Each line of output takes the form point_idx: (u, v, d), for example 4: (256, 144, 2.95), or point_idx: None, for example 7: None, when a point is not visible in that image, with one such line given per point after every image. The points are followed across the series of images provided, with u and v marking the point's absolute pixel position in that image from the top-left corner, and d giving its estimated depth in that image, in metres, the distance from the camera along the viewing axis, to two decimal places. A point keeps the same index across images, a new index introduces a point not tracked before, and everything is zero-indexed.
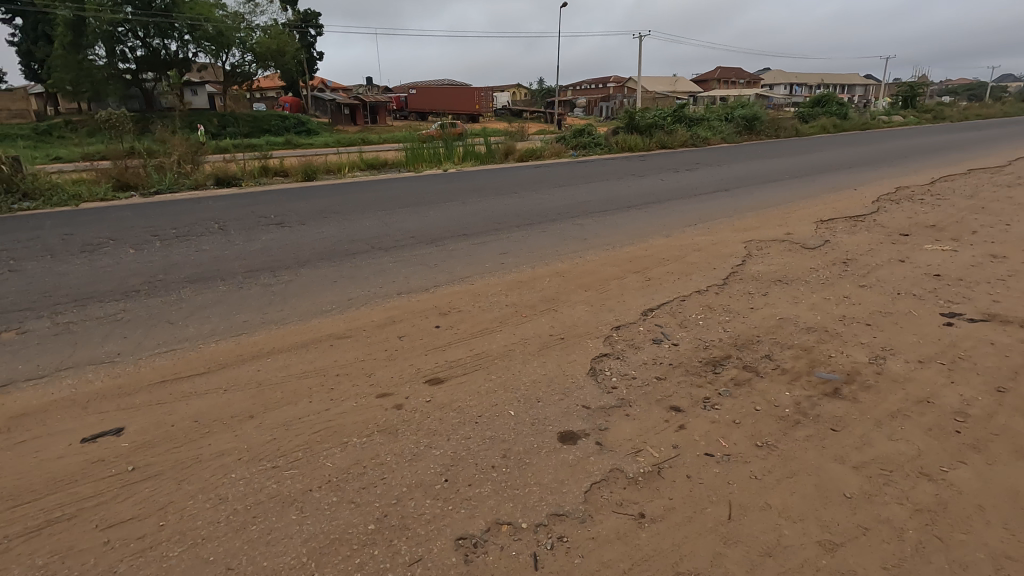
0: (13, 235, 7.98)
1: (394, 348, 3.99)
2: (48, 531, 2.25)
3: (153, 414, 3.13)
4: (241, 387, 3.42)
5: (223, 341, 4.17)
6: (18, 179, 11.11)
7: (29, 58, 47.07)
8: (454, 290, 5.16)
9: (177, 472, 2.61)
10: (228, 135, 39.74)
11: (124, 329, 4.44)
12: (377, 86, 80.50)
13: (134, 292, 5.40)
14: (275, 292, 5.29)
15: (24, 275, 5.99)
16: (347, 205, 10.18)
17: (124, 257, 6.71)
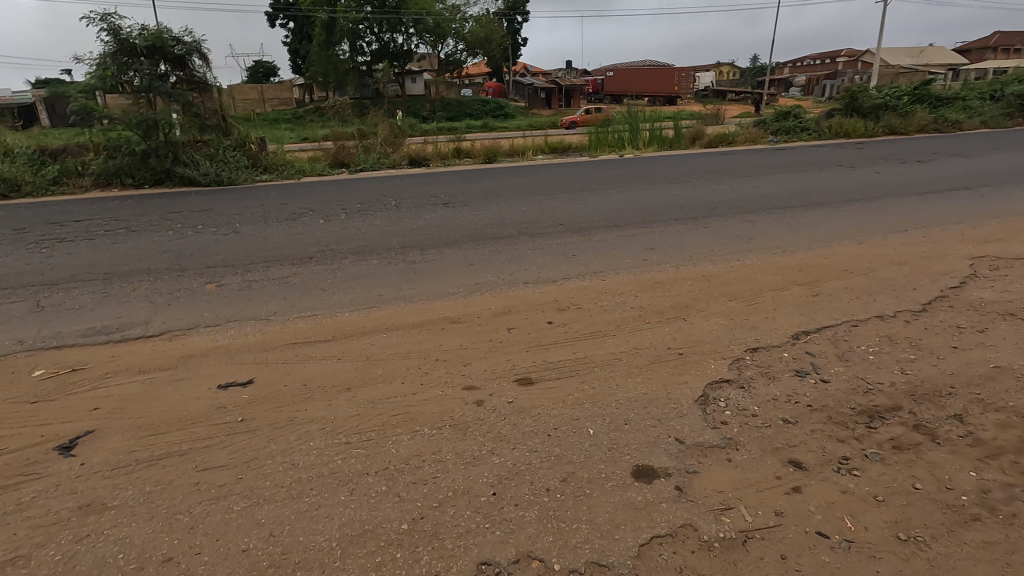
0: (248, 202, 9.78)
1: (498, 340, 3.91)
2: (164, 462, 2.65)
3: (276, 373, 3.52)
4: (352, 359, 3.66)
5: (356, 312, 4.54)
6: (263, 155, 13.54)
7: (296, 55, 57.24)
8: (580, 286, 4.90)
9: (271, 431, 2.88)
10: (435, 119, 43.78)
11: (288, 292, 5.09)
12: (575, 69, 81.14)
13: (308, 258, 6.18)
14: (416, 270, 5.59)
15: (240, 237, 7.27)
16: (512, 188, 10.41)
17: (313, 227, 7.74)
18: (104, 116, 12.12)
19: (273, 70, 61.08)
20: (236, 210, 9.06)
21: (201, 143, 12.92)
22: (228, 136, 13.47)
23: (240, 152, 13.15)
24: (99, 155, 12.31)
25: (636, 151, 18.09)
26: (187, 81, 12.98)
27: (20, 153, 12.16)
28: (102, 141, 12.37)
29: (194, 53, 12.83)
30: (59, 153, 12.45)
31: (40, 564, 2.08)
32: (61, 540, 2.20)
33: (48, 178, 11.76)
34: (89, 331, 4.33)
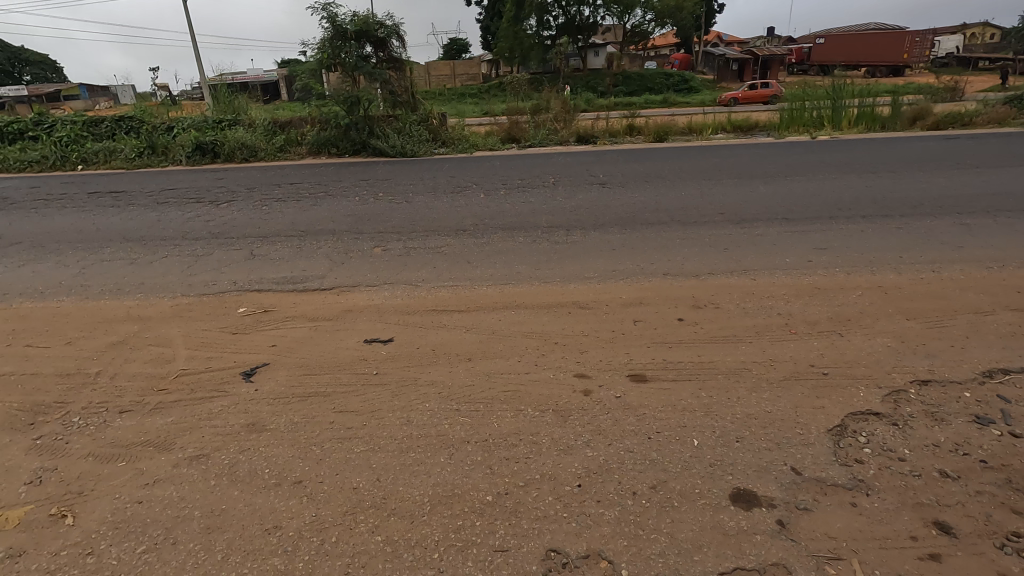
0: (423, 174, 10.72)
1: (621, 331, 3.83)
2: (312, 400, 3.14)
3: (413, 336, 3.90)
4: (478, 332, 3.90)
5: (492, 287, 4.79)
6: (442, 129, 14.65)
7: (487, 31, 60.00)
8: (724, 284, 4.55)
9: (397, 387, 3.23)
10: (614, 94, 42.85)
11: (438, 261, 5.54)
12: (778, 37, 72.78)
13: (462, 230, 6.62)
14: (557, 251, 5.67)
15: (410, 206, 8.04)
16: (676, 171, 9.87)
17: (473, 201, 8.23)
18: (320, 93, 14.10)
19: (466, 47, 64.91)
20: (411, 181, 10.00)
21: (392, 118, 14.41)
22: (415, 112, 14.80)
23: (423, 126, 14.40)
24: (315, 127, 14.42)
25: (835, 132, 15.81)
26: (386, 61, 14.46)
27: (259, 124, 14.77)
28: (317, 115, 14.46)
29: (393, 35, 14.21)
30: (287, 124, 14.84)
31: (215, 463, 2.64)
32: (231, 448, 2.76)
33: (277, 145, 14.13)
34: (282, 280, 5.22)
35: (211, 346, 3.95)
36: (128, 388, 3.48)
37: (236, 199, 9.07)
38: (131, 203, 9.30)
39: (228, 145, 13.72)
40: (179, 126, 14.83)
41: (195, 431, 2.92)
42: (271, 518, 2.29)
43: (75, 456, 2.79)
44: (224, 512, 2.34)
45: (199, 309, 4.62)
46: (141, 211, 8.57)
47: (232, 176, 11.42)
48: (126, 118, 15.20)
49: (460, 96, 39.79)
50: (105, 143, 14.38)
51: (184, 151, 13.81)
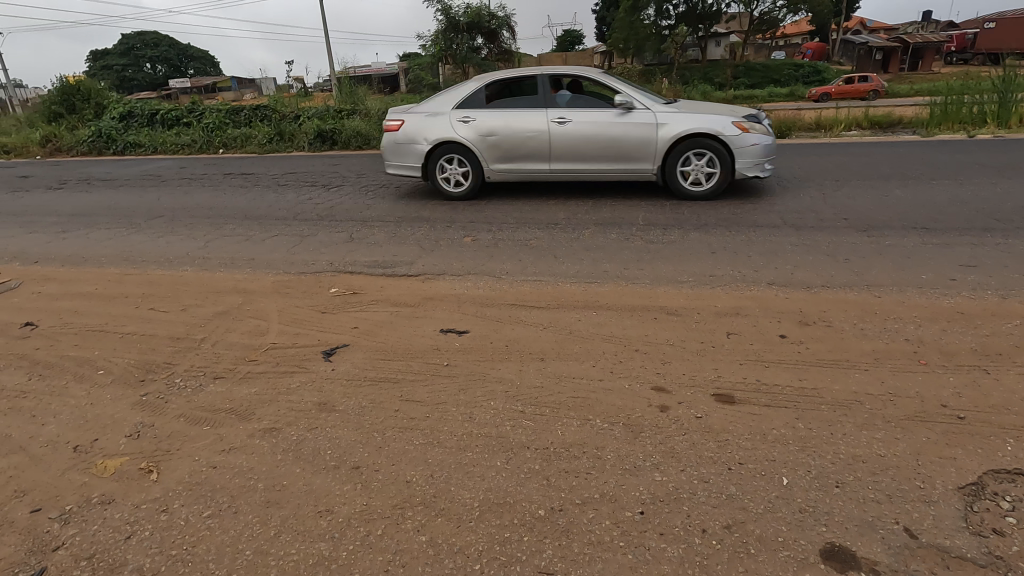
0: None
1: (711, 344, 3.48)
2: (382, 385, 3.17)
3: (489, 328, 3.82)
4: (555, 331, 3.73)
5: (577, 284, 4.59)
6: None
7: (602, 23, 58.89)
8: (840, 300, 3.99)
9: (465, 381, 3.17)
10: (734, 87, 40.24)
11: (525, 254, 5.43)
12: (934, 24, 64.40)
13: (553, 224, 6.45)
14: (650, 250, 5.32)
15: (505, 197, 8.01)
16: (796, 170, 8.96)
17: (569, 194, 8.02)
18: (431, 84, 14.54)
19: (579, 38, 64.07)
20: None
21: None
22: None
23: None
24: None
25: (1001, 131, 13.60)
26: (496, 52, 14.58)
27: (374, 114, 15.60)
28: None
29: (504, 26, 14.28)
30: None
31: (285, 438, 2.73)
32: (302, 424, 2.84)
33: None
34: (374, 264, 5.39)
35: (301, 323, 4.15)
36: (225, 356, 3.73)
37: (345, 185, 9.59)
38: (257, 185, 10.16)
39: (345, 134, 14.66)
40: (304, 115, 16.04)
41: (273, 405, 3.05)
42: (325, 501, 2.31)
43: (170, 416, 3.02)
44: (284, 488, 2.39)
45: (297, 286, 4.89)
46: (264, 193, 9.34)
47: (345, 163, 12.13)
48: (261, 107, 16.69)
49: (570, 89, 39.38)
50: (242, 130, 15.96)
51: (307, 139, 14.98)
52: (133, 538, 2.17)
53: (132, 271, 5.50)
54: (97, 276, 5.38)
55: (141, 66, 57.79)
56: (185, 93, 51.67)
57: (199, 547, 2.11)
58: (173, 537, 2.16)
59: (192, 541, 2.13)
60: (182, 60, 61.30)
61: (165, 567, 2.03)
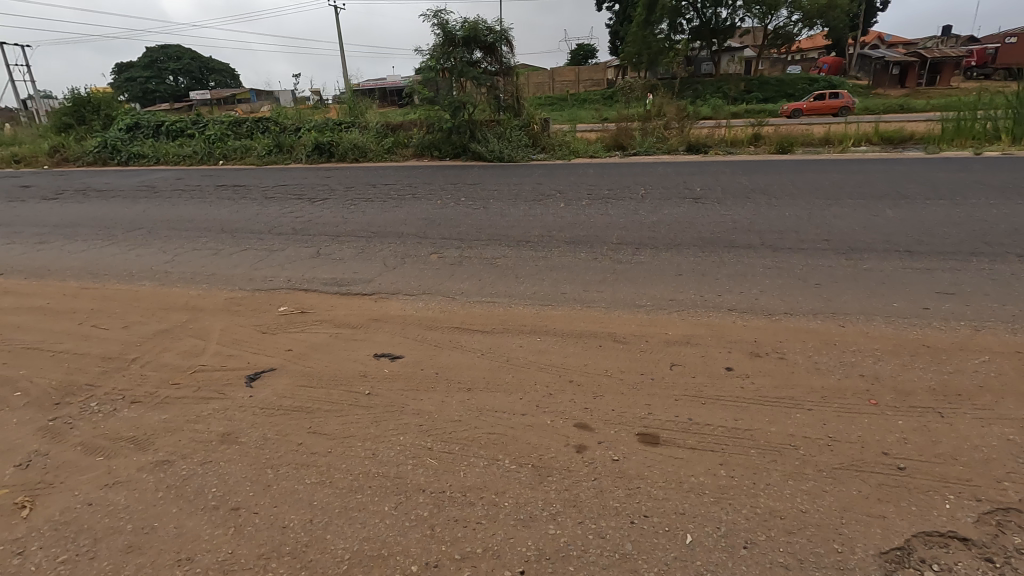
0: (511, 180, 10.53)
1: (652, 374, 3.25)
2: (293, 415, 3.00)
3: (424, 353, 3.64)
4: (492, 358, 3.53)
5: (529, 306, 4.39)
6: (543, 135, 14.51)
7: (616, 37, 59.03)
8: (800, 329, 3.75)
9: (381, 412, 2.99)
10: (746, 101, 39.89)
11: (486, 273, 5.26)
12: (954, 38, 63.38)
13: (525, 242, 6.27)
14: (616, 270, 5.11)
15: (484, 212, 7.87)
16: (789, 186, 8.69)
17: (551, 210, 7.85)
18: (428, 98, 14.54)
19: (594, 51, 64.15)
20: (496, 187, 9.87)
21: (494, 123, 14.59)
22: (518, 117, 14.81)
23: (524, 131, 14.40)
24: (421, 130, 15.00)
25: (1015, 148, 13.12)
26: (493, 66, 14.57)
27: (373, 127, 15.69)
28: (424, 119, 14.95)
29: (502, 40, 14.29)
30: (397, 127, 15.55)
31: (173, 473, 2.58)
32: (196, 458, 2.69)
33: (386, 147, 14.92)
34: (331, 281, 5.26)
35: (238, 343, 4.01)
36: (149, 378, 3.59)
37: (331, 198, 9.52)
38: (245, 197, 10.16)
39: (343, 146, 14.77)
40: (304, 128, 16.16)
41: (176, 434, 2.90)
42: (190, 547, 2.14)
43: (70, 443, 2.88)
44: (153, 530, 2.23)
45: (247, 304, 4.76)
46: (248, 205, 9.33)
47: (338, 175, 12.13)
48: (263, 119, 16.88)
49: (581, 102, 39.29)
50: (243, 142, 16.18)
51: (305, 151, 15.12)
52: None
53: (91, 284, 5.44)
54: (53, 289, 5.32)
55: (163, 77, 59.06)
56: (204, 104, 52.62)
57: None
58: None
59: None
60: (203, 72, 62.59)
61: None
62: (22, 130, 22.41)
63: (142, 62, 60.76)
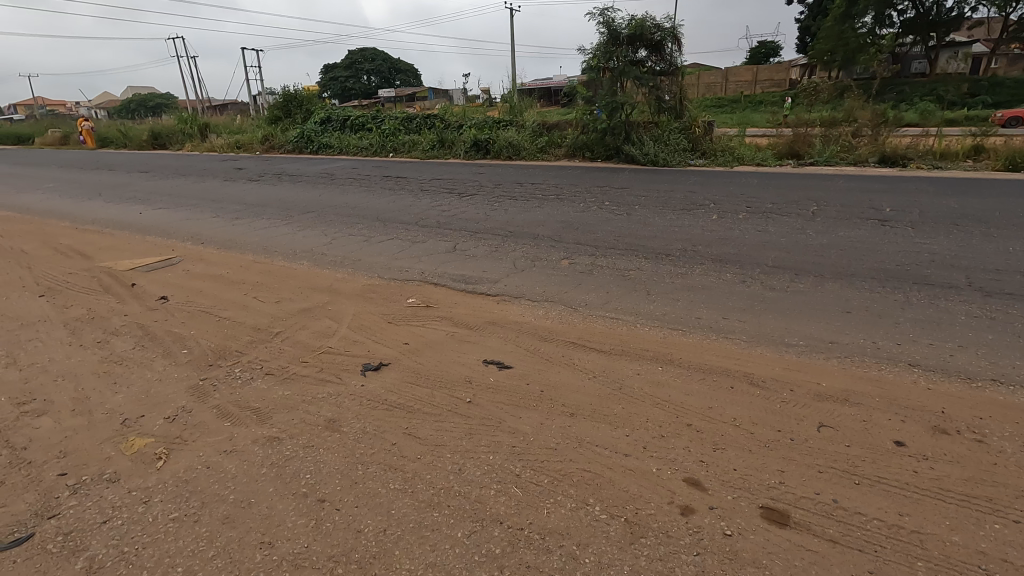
0: (662, 186, 9.92)
1: (792, 433, 2.70)
2: (393, 412, 3.01)
3: (532, 366, 3.46)
4: (604, 383, 3.23)
5: (655, 329, 3.99)
6: (705, 139, 13.45)
7: (806, 32, 53.44)
8: (1015, 407, 2.86)
9: (476, 424, 2.87)
10: (967, 105, 33.45)
11: (615, 286, 4.94)
12: None
13: (664, 255, 5.81)
14: (765, 298, 4.46)
15: (625, 219, 7.50)
16: (1017, 213, 6.96)
17: (700, 222, 7.20)
18: (585, 98, 14.37)
19: (778, 50, 58.88)
20: (643, 192, 9.40)
21: (653, 125, 13.97)
22: (679, 120, 14.02)
23: (684, 134, 13.55)
24: (576, 130, 14.90)
25: None
26: (658, 65, 13.95)
27: (529, 125, 15.97)
28: (580, 119, 14.82)
29: (669, 38, 13.63)
30: (552, 127, 15.65)
31: (278, 451, 2.72)
32: (301, 439, 2.81)
33: (539, 146, 15.06)
34: (460, 278, 5.34)
35: (365, 330, 4.21)
36: (285, 352, 3.91)
37: (478, 195, 9.82)
38: (404, 188, 10.93)
39: (499, 144, 15.25)
40: (466, 125, 16.98)
41: (291, 413, 3.07)
42: (273, 532, 2.21)
43: (208, 405, 3.21)
44: (249, 506, 2.35)
45: (382, 293, 5.01)
46: (404, 196, 10.01)
47: (489, 172, 12.52)
48: (431, 116, 18.08)
49: (756, 103, 36.04)
50: (412, 136, 17.50)
51: (464, 147, 15.89)
52: (106, 524, 2.28)
53: (263, 260, 6.18)
54: (234, 262, 6.13)
55: (359, 77, 66.69)
56: (389, 101, 58.34)
57: (146, 550, 2.14)
58: (133, 533, 2.23)
59: (145, 541, 2.18)
60: (391, 73, 69.50)
61: (110, 563, 2.09)
62: (247, 121, 26.79)
63: (343, 63, 69.11)
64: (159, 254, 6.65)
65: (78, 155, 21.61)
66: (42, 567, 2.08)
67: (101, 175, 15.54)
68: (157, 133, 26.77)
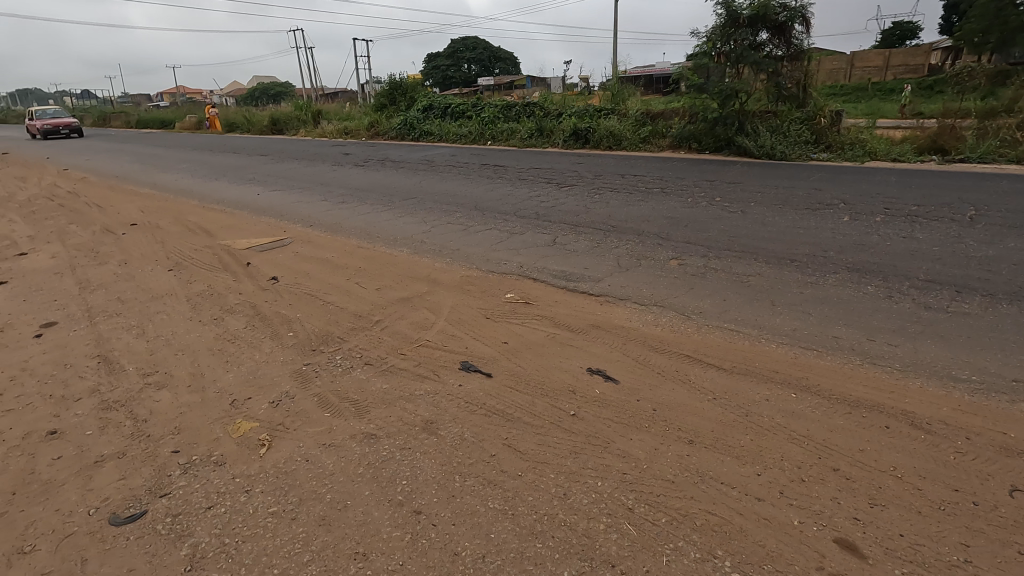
0: (780, 181, 9.05)
1: (975, 496, 2.19)
2: (492, 419, 2.83)
3: (642, 380, 3.14)
4: (727, 408, 2.84)
5: (783, 347, 3.51)
6: (831, 131, 12.14)
7: (955, 11, 47.24)
8: None
9: (581, 442, 2.61)
10: None
11: (734, 293, 4.46)
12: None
13: (789, 259, 5.20)
14: (919, 319, 3.80)
15: (739, 217, 6.87)
16: None
17: (829, 223, 6.42)
18: (696, 85, 13.48)
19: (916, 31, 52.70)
20: (759, 188, 8.60)
21: (770, 115, 12.85)
22: (801, 109, 12.78)
23: (807, 125, 12.32)
24: (683, 120, 14.06)
25: None
26: (781, 49, 12.77)
27: (632, 114, 15.30)
28: (688, 108, 13.96)
29: (797, 18, 12.41)
30: (657, 116, 14.89)
31: (376, 451, 2.62)
32: (398, 440, 2.70)
33: (642, 136, 14.38)
34: (560, 274, 5.09)
35: (463, 325, 4.08)
36: (384, 342, 3.87)
37: (577, 186, 9.48)
38: (501, 176, 10.83)
39: (599, 133, 14.74)
40: (566, 114, 16.61)
41: (389, 408, 2.98)
42: (369, 542, 2.09)
43: (310, 392, 3.21)
44: (345, 508, 2.26)
45: (480, 286, 4.88)
46: (502, 185, 9.89)
47: (589, 162, 12.12)
48: (531, 104, 17.88)
49: (889, 91, 32.35)
50: (510, 124, 17.39)
51: (563, 136, 15.55)
52: (211, 511, 2.28)
53: (366, 246, 6.28)
54: (339, 246, 6.29)
55: (461, 66, 68.05)
56: (488, 89, 59.09)
57: (245, 545, 2.10)
58: (235, 523, 2.20)
59: (245, 535, 2.14)
60: (492, 61, 70.32)
61: (212, 554, 2.07)
62: (356, 108, 28.11)
63: (446, 51, 70.68)
64: (272, 234, 6.98)
65: (210, 140, 23.65)
66: (151, 550, 2.10)
67: (227, 157, 16.87)
68: (276, 120, 28.72)
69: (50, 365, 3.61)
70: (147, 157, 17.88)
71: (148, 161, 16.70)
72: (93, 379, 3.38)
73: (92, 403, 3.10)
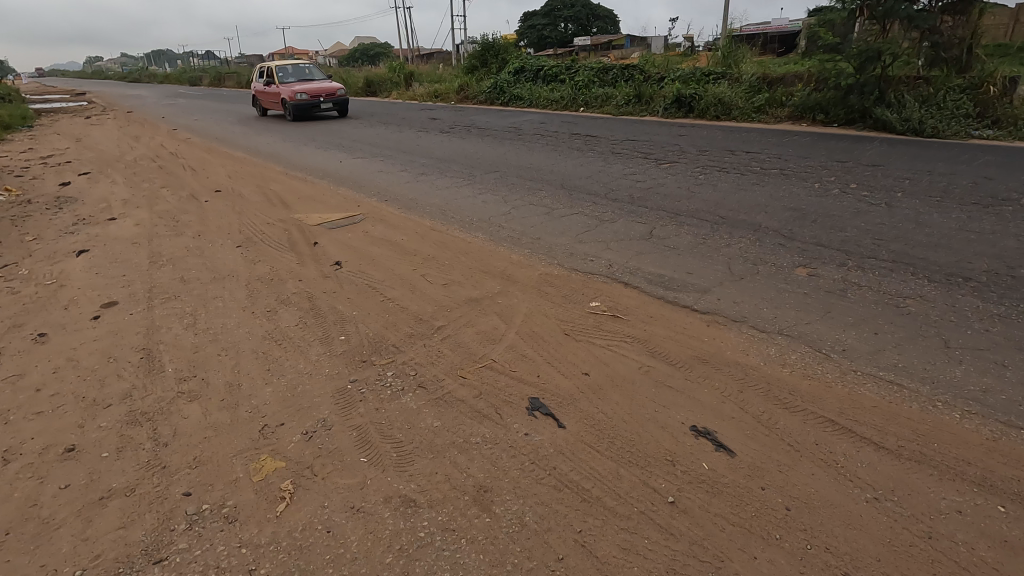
0: (934, 165, 7.46)
1: None
2: (563, 495, 2.19)
3: (769, 455, 2.35)
4: (898, 520, 2.02)
5: (974, 419, 2.55)
6: (1001, 102, 9.97)
7: None
8: None
9: (684, 554, 1.91)
10: None
11: (888, 321, 3.46)
12: None
13: (960, 276, 4.05)
14: None
15: (885, 213, 5.62)
16: None
17: (1010, 227, 5.05)
18: (828, 46, 11.57)
19: None
20: (907, 173, 7.12)
21: (921, 82, 10.81)
22: (962, 75, 10.64)
23: (968, 95, 10.24)
24: (807, 87, 12.23)
25: None
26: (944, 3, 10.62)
27: (747, 79, 13.59)
28: (815, 72, 12.10)
29: None
30: (777, 82, 13.09)
31: (413, 527, 2.07)
32: (442, 513, 2.13)
33: (756, 104, 12.67)
34: (658, 279, 4.27)
35: (536, 342, 3.43)
36: (444, 359, 3.32)
37: (679, 164, 8.39)
38: (593, 149, 9.90)
39: (706, 100, 13.20)
40: (669, 78, 15.09)
41: (436, 460, 2.42)
42: None
43: (351, 422, 2.72)
44: None
45: (561, 289, 4.19)
46: (594, 160, 8.99)
47: (693, 135, 10.84)
48: (630, 67, 16.45)
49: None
50: (606, 89, 16.10)
51: (664, 103, 14.14)
52: None
53: (440, 227, 5.76)
54: (412, 226, 5.81)
55: (558, 25, 65.61)
56: (584, 49, 56.67)
57: None
58: None
59: None
60: (591, 20, 67.22)
61: None
62: (448, 70, 27.65)
63: (543, 10, 68.25)
64: (347, 209, 6.64)
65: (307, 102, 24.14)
66: None
67: (320, 120, 17.00)
68: (371, 82, 28.99)
69: (95, 357, 3.38)
70: (248, 118, 18.43)
71: (248, 122, 17.19)
72: (129, 381, 3.10)
73: (121, 414, 2.80)
